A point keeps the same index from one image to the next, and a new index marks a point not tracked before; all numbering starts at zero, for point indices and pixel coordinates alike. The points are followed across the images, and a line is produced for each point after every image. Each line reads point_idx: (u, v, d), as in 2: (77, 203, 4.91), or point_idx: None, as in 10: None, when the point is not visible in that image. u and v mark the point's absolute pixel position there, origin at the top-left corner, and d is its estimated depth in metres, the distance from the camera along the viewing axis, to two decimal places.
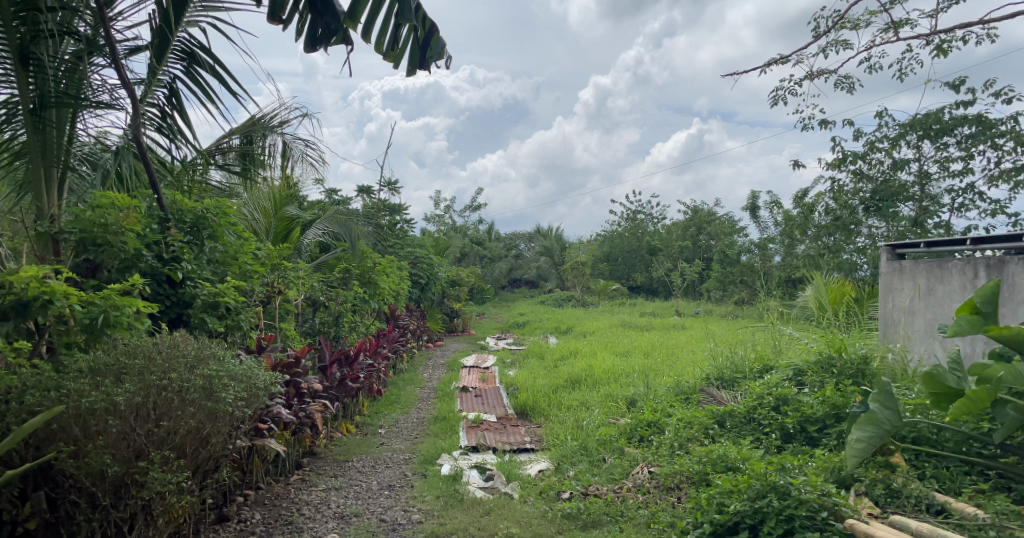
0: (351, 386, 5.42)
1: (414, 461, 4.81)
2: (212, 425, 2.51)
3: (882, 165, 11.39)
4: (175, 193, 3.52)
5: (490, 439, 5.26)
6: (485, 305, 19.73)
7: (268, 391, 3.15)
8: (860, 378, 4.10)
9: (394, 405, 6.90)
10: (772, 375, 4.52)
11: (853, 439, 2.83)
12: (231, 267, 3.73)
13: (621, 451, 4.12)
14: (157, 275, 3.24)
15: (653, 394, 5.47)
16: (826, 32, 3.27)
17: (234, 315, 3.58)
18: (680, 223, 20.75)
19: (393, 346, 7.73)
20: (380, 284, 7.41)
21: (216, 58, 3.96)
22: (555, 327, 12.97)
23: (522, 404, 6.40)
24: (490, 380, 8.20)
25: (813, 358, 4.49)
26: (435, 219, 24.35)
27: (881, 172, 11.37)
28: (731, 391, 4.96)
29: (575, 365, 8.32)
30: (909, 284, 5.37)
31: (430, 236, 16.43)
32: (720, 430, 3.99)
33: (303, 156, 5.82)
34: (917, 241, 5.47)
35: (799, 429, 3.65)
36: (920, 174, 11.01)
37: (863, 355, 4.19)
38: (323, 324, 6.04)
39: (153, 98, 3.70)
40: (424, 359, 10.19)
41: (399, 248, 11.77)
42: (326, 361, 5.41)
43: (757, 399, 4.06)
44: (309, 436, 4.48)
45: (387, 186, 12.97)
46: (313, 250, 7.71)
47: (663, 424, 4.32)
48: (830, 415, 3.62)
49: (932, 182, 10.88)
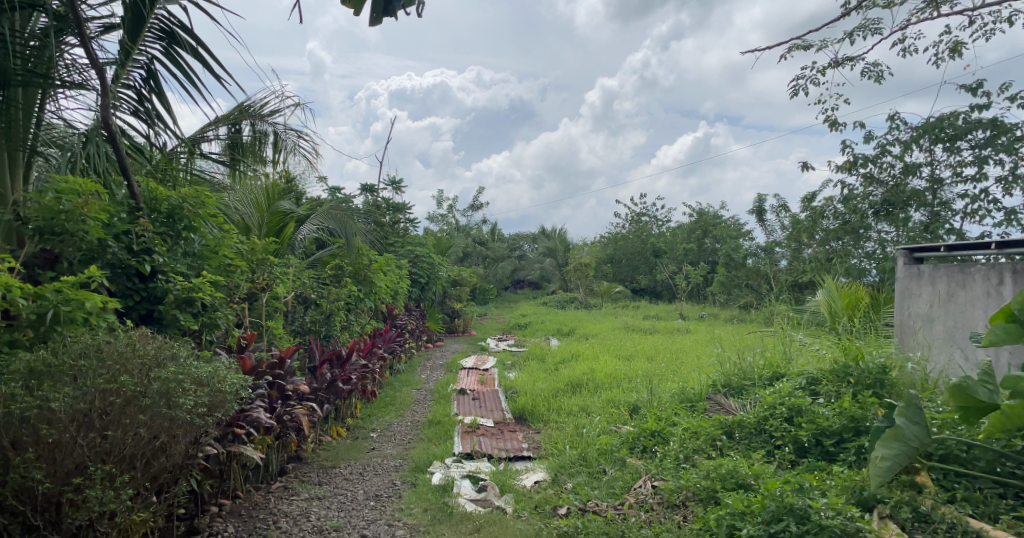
0: (342, 388, 5.19)
1: (404, 468, 4.58)
2: (167, 436, 2.35)
3: (893, 168, 11.13)
4: (149, 181, 3.30)
5: (486, 446, 5.02)
6: (486, 306, 19.48)
7: (239, 395, 2.91)
8: (878, 388, 3.86)
9: (388, 407, 6.67)
10: (784, 383, 4.27)
11: (879, 457, 2.58)
12: (208, 261, 3.51)
13: (623, 462, 3.88)
14: (125, 268, 3.01)
15: (657, 401, 5.22)
16: (854, 13, 2.99)
17: (210, 312, 3.34)
18: (685, 225, 20.48)
19: (389, 346, 7.50)
20: (376, 282, 7.17)
21: (198, 39, 3.74)
22: (556, 329, 12.73)
23: (520, 409, 6.16)
24: (489, 383, 7.97)
25: (827, 367, 4.24)
26: (437, 218, 24.13)
27: (892, 176, 11.11)
28: (739, 399, 4.71)
29: (577, 368, 8.08)
30: (928, 290, 5.12)
31: (432, 234, 16.20)
32: (729, 442, 3.74)
33: (296, 147, 5.58)
34: (937, 245, 5.21)
35: (813, 443, 3.41)
36: (932, 179, 10.74)
37: (882, 364, 3.94)
38: (314, 323, 5.76)
39: (128, 80, 3.48)
40: (423, 360, 9.96)
41: (399, 246, 11.56)
42: (315, 362, 5.19)
43: (769, 410, 3.81)
44: (293, 441, 4.27)
45: (390, 184, 12.74)
46: (307, 246, 7.49)
47: (667, 434, 4.06)
48: (848, 428, 3.37)
49: (944, 187, 10.61)
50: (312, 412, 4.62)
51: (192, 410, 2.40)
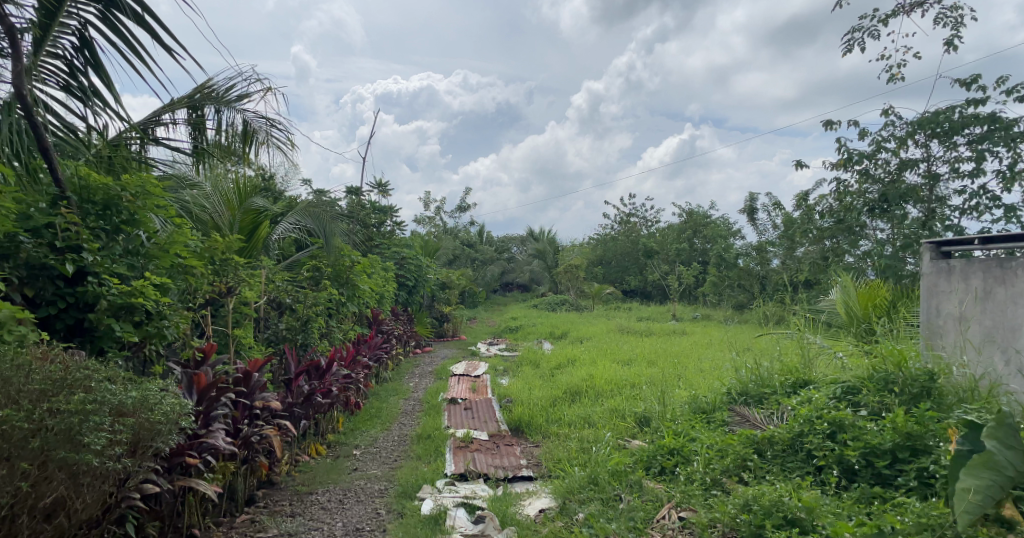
0: (320, 402, 4.68)
1: (390, 493, 4.09)
2: (71, 486, 2.03)
3: (888, 164, 10.71)
4: (79, 165, 2.78)
5: (480, 465, 4.53)
6: (477, 310, 19.00)
7: (180, 424, 2.41)
8: (924, 399, 3.41)
9: (373, 420, 6.14)
10: (816, 393, 3.81)
11: (967, 490, 2.12)
12: (157, 260, 2.98)
13: (639, 486, 3.39)
14: (47, 270, 2.53)
15: (669, 413, 4.75)
16: None
17: (158, 320, 2.82)
18: (675, 226, 20.10)
19: (374, 354, 6.98)
20: (360, 285, 6.66)
21: (144, 5, 3.22)
22: (549, 332, 12.24)
23: (516, 420, 5.67)
24: (481, 391, 7.46)
25: (864, 373, 3.79)
26: (424, 220, 23.61)
27: (887, 173, 10.69)
28: (762, 410, 4.26)
29: (574, 374, 7.60)
30: (960, 287, 4.68)
31: (419, 236, 15.70)
32: (761, 462, 3.26)
33: (268, 139, 5.00)
34: (969, 238, 4.76)
35: (864, 465, 2.95)
36: (929, 175, 10.40)
37: (928, 369, 3.49)
38: (290, 330, 5.17)
39: (55, 47, 2.97)
40: (411, 367, 9.45)
41: (385, 248, 11.06)
42: (290, 374, 4.65)
43: (805, 424, 3.35)
44: (264, 464, 3.75)
45: (376, 186, 12.22)
46: (284, 247, 6.95)
47: (689, 453, 3.58)
48: (903, 447, 2.92)
49: (942, 183, 10.27)
50: (285, 431, 4.10)
51: (103, 452, 2.06)
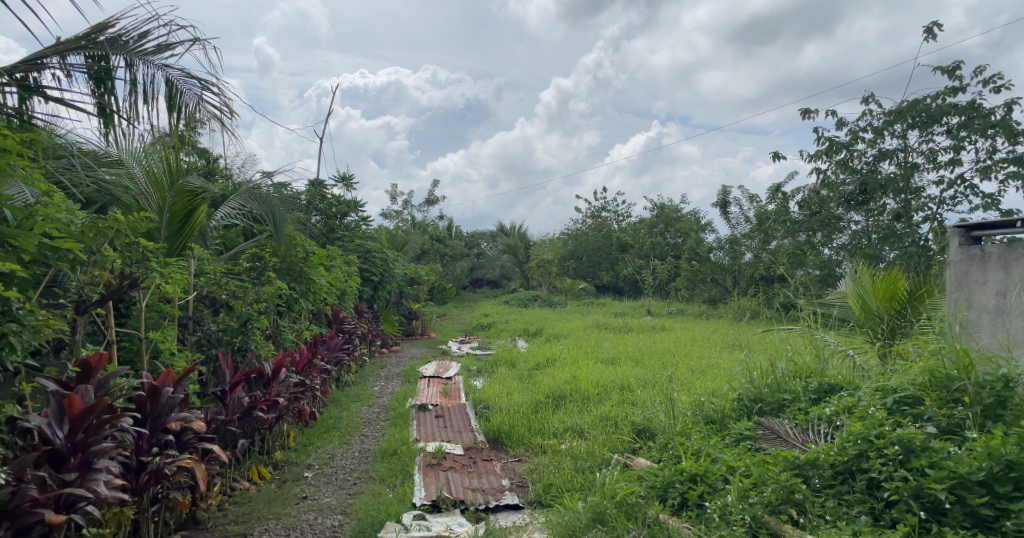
0: (262, 417, 3.91)
1: (345, 534, 3.35)
2: None
3: (866, 155, 10.20)
4: None
5: (456, 489, 3.81)
6: (446, 306, 18.23)
7: None
8: (1000, 411, 2.78)
9: (331, 432, 5.35)
10: (859, 403, 3.18)
11: None
12: (15, 240, 2.15)
13: (660, 527, 2.71)
14: None
15: (675, 425, 4.10)
16: None
17: (3, 324, 2.02)
18: (646, 220, 19.57)
19: (334, 355, 6.18)
20: (316, 279, 5.84)
21: None
22: (523, 329, 11.58)
23: (495, 429, 4.94)
24: (454, 395, 6.68)
25: (920, 379, 3.15)
26: (391, 213, 22.69)
27: (865, 164, 10.16)
28: (789, 420, 3.60)
29: (554, 375, 6.91)
30: (997, 277, 4.09)
31: (385, 230, 14.84)
32: (812, 494, 2.62)
33: (201, 104, 4.08)
34: (1006, 222, 4.16)
35: (954, 502, 2.32)
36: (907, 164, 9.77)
37: (1002, 374, 2.86)
38: (225, 333, 4.32)
39: None
40: (376, 369, 8.66)
41: (347, 241, 10.16)
42: (226, 385, 3.85)
43: (862, 447, 2.70)
44: (184, 502, 2.97)
45: (340, 180, 11.38)
46: (226, 235, 6.09)
47: (716, 481, 2.91)
48: (1006, 478, 2.30)
49: (919, 174, 9.70)
50: (214, 457, 3.30)
51: None
